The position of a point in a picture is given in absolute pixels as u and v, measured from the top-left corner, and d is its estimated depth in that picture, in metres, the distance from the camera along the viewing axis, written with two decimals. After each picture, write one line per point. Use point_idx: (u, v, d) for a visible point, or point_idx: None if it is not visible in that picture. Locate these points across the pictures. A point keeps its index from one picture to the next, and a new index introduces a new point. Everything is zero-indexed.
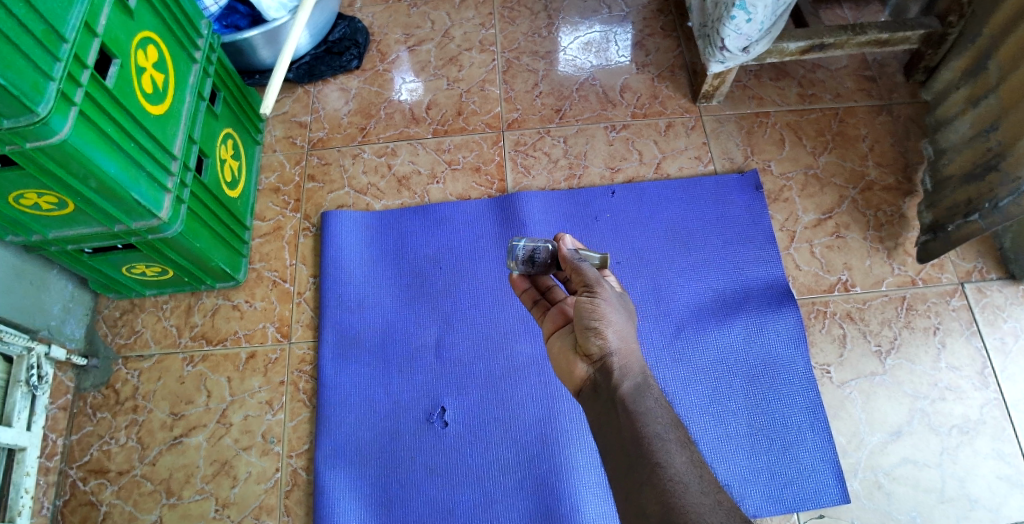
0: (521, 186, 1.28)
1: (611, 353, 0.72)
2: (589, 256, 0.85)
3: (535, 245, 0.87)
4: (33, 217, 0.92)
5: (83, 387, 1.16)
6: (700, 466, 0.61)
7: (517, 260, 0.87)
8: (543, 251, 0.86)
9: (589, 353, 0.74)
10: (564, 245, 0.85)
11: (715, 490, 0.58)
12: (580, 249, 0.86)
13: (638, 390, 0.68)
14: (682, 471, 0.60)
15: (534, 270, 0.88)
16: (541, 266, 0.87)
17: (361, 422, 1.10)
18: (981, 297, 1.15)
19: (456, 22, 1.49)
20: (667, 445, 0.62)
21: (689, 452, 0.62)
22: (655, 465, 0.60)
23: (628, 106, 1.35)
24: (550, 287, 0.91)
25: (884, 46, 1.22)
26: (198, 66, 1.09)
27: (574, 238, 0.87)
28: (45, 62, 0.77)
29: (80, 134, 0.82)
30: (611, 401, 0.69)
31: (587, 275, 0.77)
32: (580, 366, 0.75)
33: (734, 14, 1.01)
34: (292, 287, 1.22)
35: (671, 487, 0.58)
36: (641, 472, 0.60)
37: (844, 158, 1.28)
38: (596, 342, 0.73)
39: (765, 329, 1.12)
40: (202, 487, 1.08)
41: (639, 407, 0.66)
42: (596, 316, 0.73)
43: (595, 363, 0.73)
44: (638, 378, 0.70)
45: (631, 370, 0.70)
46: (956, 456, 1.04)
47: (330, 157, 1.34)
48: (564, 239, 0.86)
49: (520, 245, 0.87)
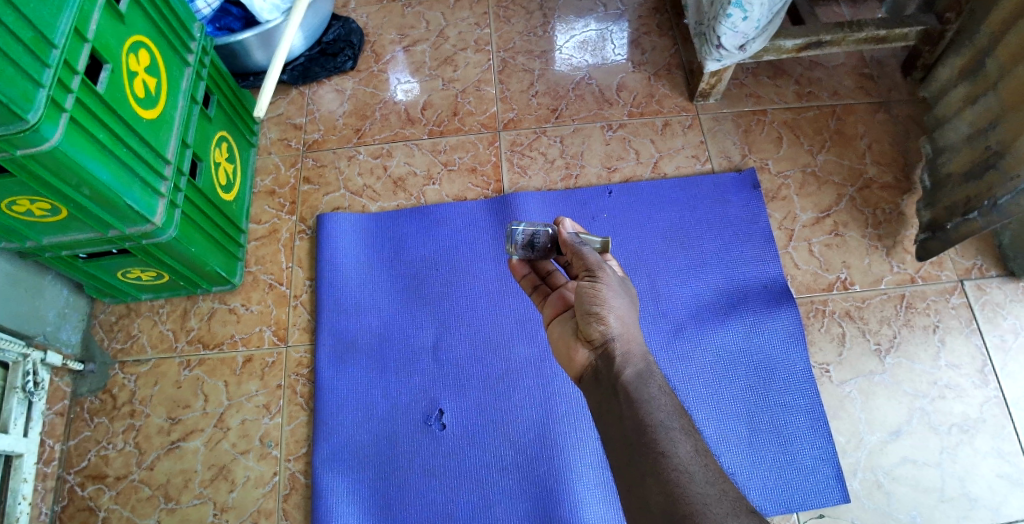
0: (517, 187, 1.27)
1: (613, 339, 0.71)
2: (590, 240, 0.85)
3: (534, 229, 0.86)
4: (26, 224, 0.92)
5: (81, 393, 1.15)
6: (704, 455, 0.60)
7: (516, 245, 0.87)
8: (543, 235, 0.86)
9: (591, 338, 0.73)
10: (564, 229, 0.85)
11: (718, 481, 0.57)
12: (580, 233, 0.86)
13: (641, 377, 0.67)
14: (685, 460, 0.59)
15: (534, 254, 0.88)
16: (540, 251, 0.87)
17: (360, 425, 1.09)
18: (981, 294, 1.14)
19: (451, 22, 1.48)
20: (670, 435, 0.61)
21: (693, 441, 0.61)
22: (657, 455, 0.60)
23: (625, 105, 1.34)
24: (551, 272, 0.91)
25: (881, 43, 1.21)
26: (191, 69, 1.08)
27: (574, 222, 0.86)
28: (35, 70, 0.76)
29: (71, 141, 0.81)
30: (613, 388, 0.68)
31: (588, 260, 0.78)
32: (582, 351, 0.75)
33: (729, 12, 1.00)
34: (288, 291, 1.22)
35: (674, 477, 0.58)
36: (643, 463, 0.60)
37: (842, 155, 1.27)
38: (597, 328, 0.72)
39: (764, 328, 1.11)
40: (200, 492, 1.08)
41: (642, 394, 0.65)
42: (598, 301, 0.73)
43: (597, 349, 0.73)
44: (640, 364, 0.69)
45: (633, 356, 0.70)
46: (955, 455, 1.04)
47: (326, 159, 1.33)
48: (564, 224, 0.85)
49: (519, 229, 0.86)
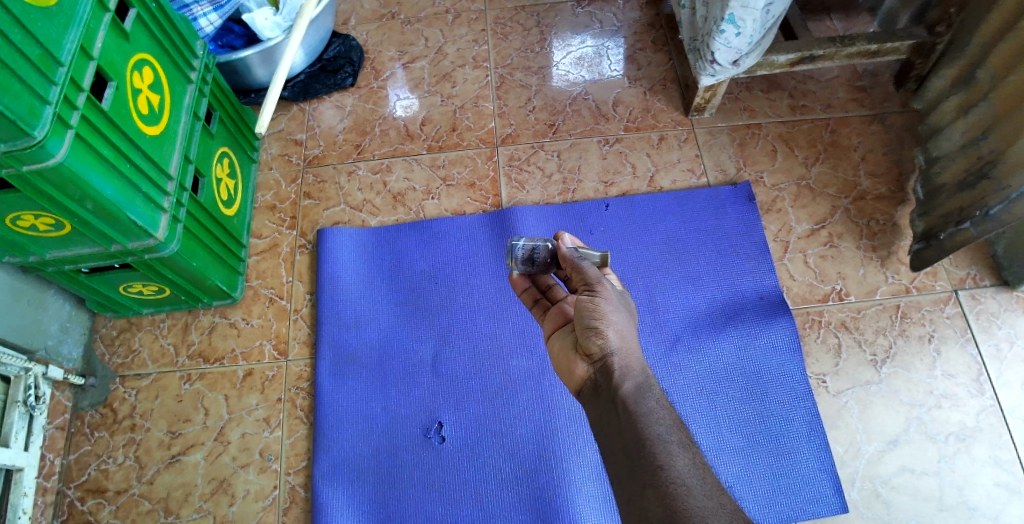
0: (515, 201, 1.29)
1: (612, 353, 0.72)
2: (589, 254, 0.86)
3: (534, 244, 0.88)
4: (29, 239, 0.93)
5: (81, 407, 1.16)
6: (703, 468, 0.61)
7: (517, 260, 0.88)
8: (543, 250, 0.87)
9: (591, 352, 0.74)
10: (564, 244, 0.86)
11: (718, 493, 0.58)
12: (580, 247, 0.87)
13: (640, 391, 0.68)
14: (684, 473, 0.60)
15: (534, 269, 0.89)
16: (541, 266, 0.88)
17: (360, 439, 1.10)
18: (975, 304, 1.15)
19: (450, 39, 1.50)
20: (669, 447, 0.62)
21: (691, 453, 0.62)
22: (657, 467, 0.60)
23: (621, 120, 1.36)
24: (551, 286, 0.92)
25: (873, 57, 1.23)
26: (194, 86, 1.10)
27: (573, 237, 0.87)
28: (41, 87, 0.78)
29: (76, 156, 0.83)
30: (612, 402, 0.69)
31: (587, 274, 0.78)
32: (581, 365, 0.76)
33: (723, 27, 1.02)
34: (289, 304, 1.23)
35: (673, 490, 0.58)
36: (642, 476, 0.60)
37: (836, 167, 1.29)
38: (597, 342, 0.73)
39: (761, 340, 1.12)
40: (200, 505, 1.08)
41: (640, 408, 0.66)
42: (598, 315, 0.74)
43: (596, 363, 0.74)
44: (640, 378, 0.70)
45: (632, 370, 0.70)
46: (953, 464, 1.04)
47: (326, 175, 1.35)
48: (563, 239, 0.86)
49: (520, 245, 0.87)
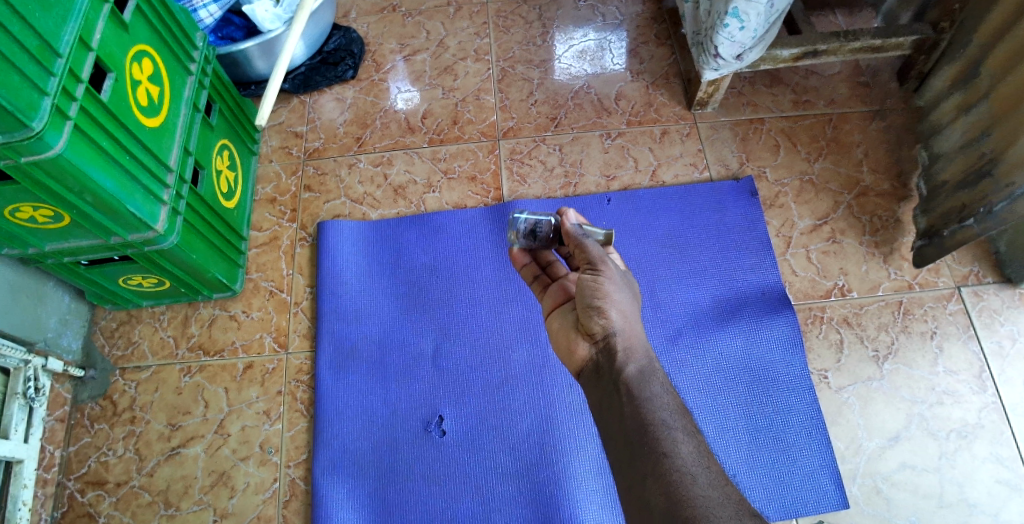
0: (517, 195, 1.28)
1: (614, 333, 0.72)
2: (593, 232, 0.85)
3: (537, 219, 0.87)
4: (28, 231, 0.93)
5: (81, 399, 1.16)
6: (707, 456, 0.60)
7: (518, 234, 0.88)
8: (545, 225, 0.86)
9: (591, 332, 0.74)
10: (566, 220, 0.84)
11: (722, 484, 0.58)
12: (583, 224, 0.86)
13: (643, 374, 0.68)
14: (687, 460, 0.59)
15: (535, 243, 0.89)
16: (542, 240, 0.88)
17: (360, 432, 1.10)
18: (978, 301, 1.15)
19: (451, 32, 1.50)
20: (673, 434, 0.62)
21: (695, 442, 0.62)
22: (660, 455, 0.60)
23: (623, 114, 1.35)
24: (551, 263, 0.92)
25: (876, 52, 1.22)
26: (193, 78, 1.09)
27: (577, 213, 0.86)
28: (40, 78, 0.77)
29: (75, 149, 0.82)
30: (613, 384, 0.69)
31: (589, 253, 0.78)
32: (582, 345, 0.76)
33: (726, 22, 1.02)
34: (289, 297, 1.22)
35: (676, 479, 0.58)
36: (644, 466, 0.60)
37: (839, 163, 1.28)
38: (598, 321, 0.73)
39: (763, 335, 1.12)
40: (200, 498, 1.08)
41: (644, 391, 0.66)
42: (599, 294, 0.74)
43: (598, 343, 0.73)
44: (643, 360, 0.70)
45: (634, 351, 0.70)
46: (954, 461, 1.04)
47: (327, 168, 1.34)
48: (566, 215, 0.85)
49: (521, 219, 0.86)
